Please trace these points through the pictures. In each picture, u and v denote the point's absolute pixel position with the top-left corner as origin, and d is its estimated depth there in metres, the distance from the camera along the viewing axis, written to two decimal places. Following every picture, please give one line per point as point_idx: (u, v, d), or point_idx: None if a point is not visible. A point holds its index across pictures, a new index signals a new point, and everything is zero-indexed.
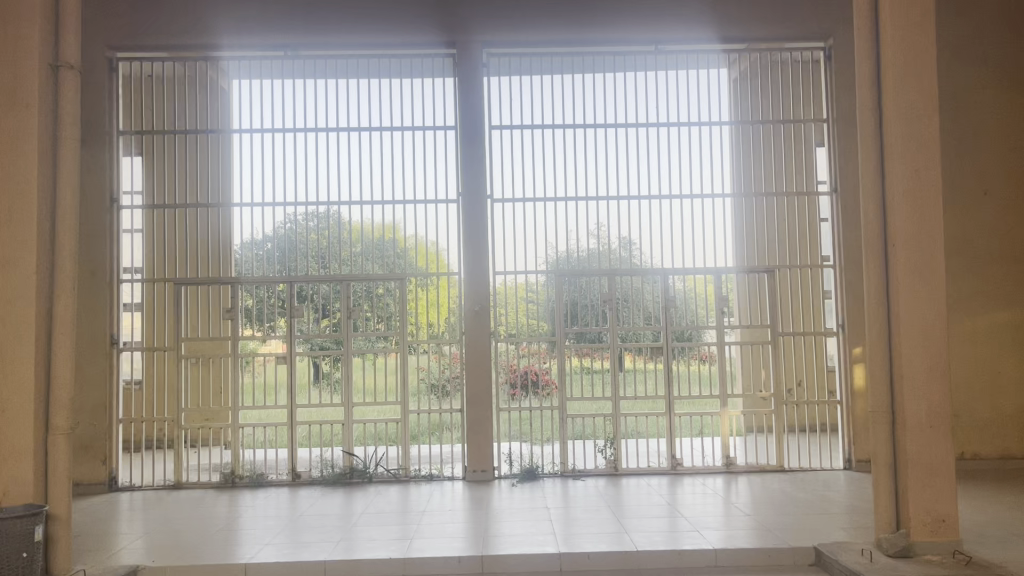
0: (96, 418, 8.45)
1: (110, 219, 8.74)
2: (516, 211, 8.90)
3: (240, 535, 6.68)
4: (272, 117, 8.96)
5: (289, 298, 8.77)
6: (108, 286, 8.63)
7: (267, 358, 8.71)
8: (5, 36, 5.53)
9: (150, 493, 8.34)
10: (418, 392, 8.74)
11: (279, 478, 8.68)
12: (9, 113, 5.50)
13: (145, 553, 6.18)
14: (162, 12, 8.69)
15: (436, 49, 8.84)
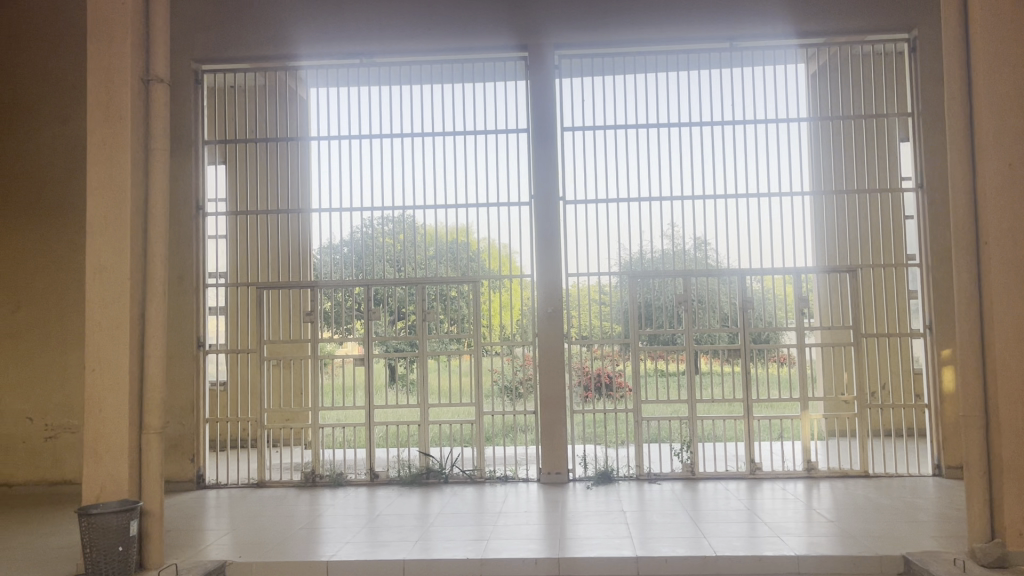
0: (184, 417, 8.74)
1: (196, 224, 9.02)
2: (588, 212, 8.86)
3: (321, 533, 6.82)
4: (349, 124, 9.15)
5: (366, 300, 8.93)
6: (195, 289, 8.90)
7: (345, 360, 8.89)
8: (99, 53, 5.80)
9: (235, 491, 8.60)
10: (491, 393, 8.80)
11: (358, 477, 8.86)
12: (106, 125, 5.76)
13: (230, 549, 6.39)
14: (244, 24, 8.96)
15: (508, 52, 8.89)
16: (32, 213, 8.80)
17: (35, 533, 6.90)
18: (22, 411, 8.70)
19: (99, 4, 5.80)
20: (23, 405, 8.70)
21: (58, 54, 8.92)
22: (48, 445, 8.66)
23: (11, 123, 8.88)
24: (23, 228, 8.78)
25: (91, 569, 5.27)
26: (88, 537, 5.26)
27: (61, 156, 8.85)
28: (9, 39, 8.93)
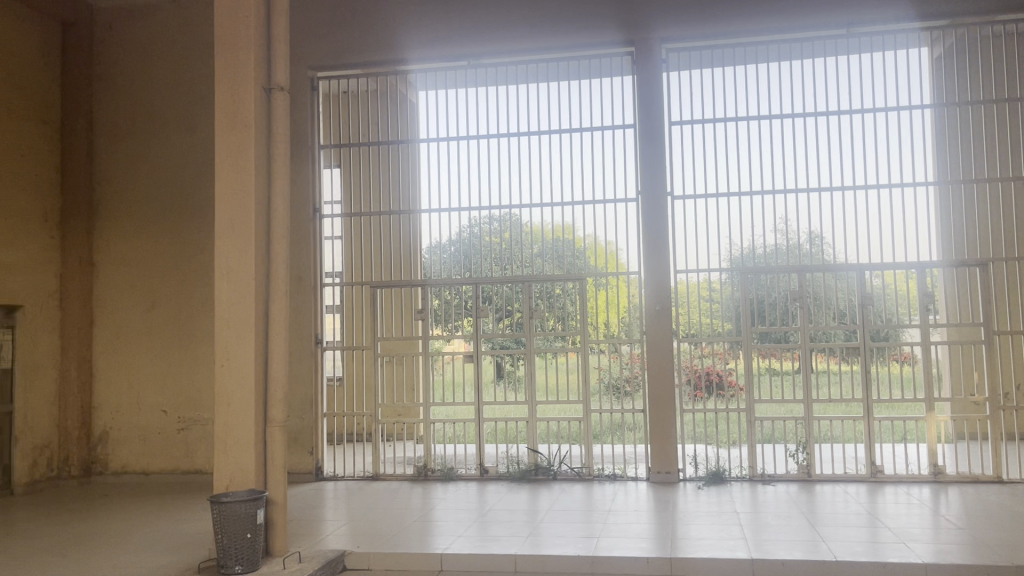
0: (303, 411, 9.09)
1: (314, 224, 9.35)
2: (698, 207, 8.70)
3: (434, 526, 6.97)
4: (457, 126, 9.33)
5: (474, 298, 9.10)
6: (313, 289, 9.22)
7: (453, 356, 9.08)
8: (225, 66, 6.10)
9: (351, 483, 8.90)
10: (598, 391, 8.77)
11: (468, 472, 9.03)
12: (232, 133, 6.05)
13: (348, 539, 6.61)
14: (356, 31, 9.24)
15: (615, 48, 8.83)
16: (165, 218, 9.35)
17: (171, 520, 7.32)
18: (158, 404, 9.26)
19: (224, 20, 6.11)
20: (159, 399, 9.26)
21: (187, 67, 9.44)
22: (181, 436, 9.20)
23: (145, 134, 9.45)
24: (158, 232, 9.35)
25: (221, 554, 5.57)
26: (220, 523, 5.56)
27: (190, 164, 9.36)
28: (143, 55, 9.51)
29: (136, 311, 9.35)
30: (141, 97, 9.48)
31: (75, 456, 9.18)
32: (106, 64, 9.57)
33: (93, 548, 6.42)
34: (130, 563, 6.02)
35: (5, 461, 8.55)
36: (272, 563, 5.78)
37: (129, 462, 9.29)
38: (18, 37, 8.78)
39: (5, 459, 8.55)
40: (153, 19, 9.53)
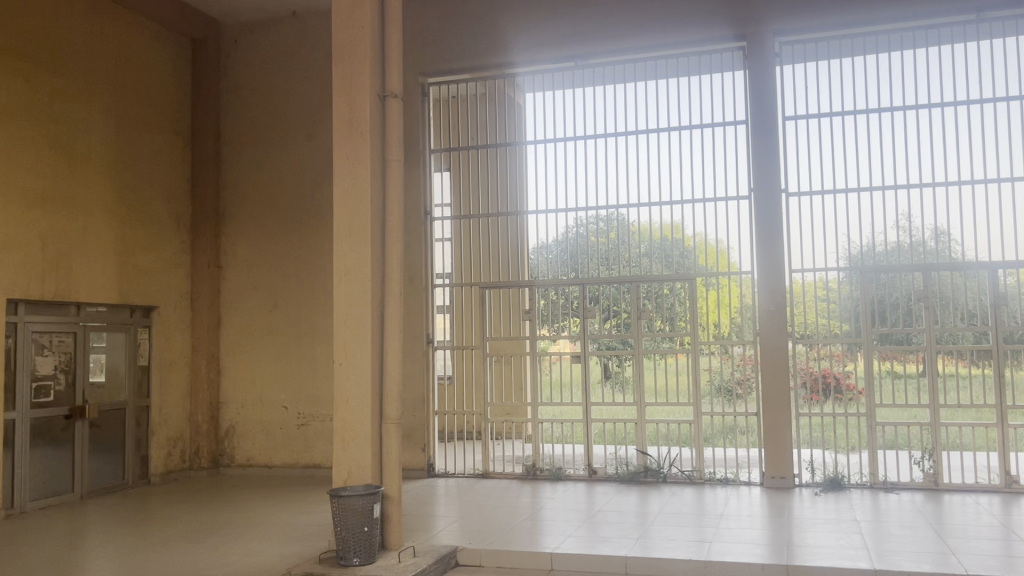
0: (415, 409, 9.31)
1: (426, 226, 9.57)
2: (814, 204, 8.42)
3: (543, 525, 7.03)
4: (565, 127, 9.36)
5: (581, 299, 9.11)
6: (424, 290, 9.45)
7: (560, 356, 9.12)
8: (343, 75, 6.34)
9: (462, 481, 9.08)
10: (709, 394, 8.61)
11: (577, 472, 9.04)
12: (349, 139, 6.27)
13: (460, 535, 6.74)
14: (465, 37, 9.39)
15: (726, 43, 8.65)
16: (285, 223, 9.78)
17: (293, 512, 7.65)
18: (279, 400, 9.69)
19: (343, 30, 6.33)
20: (280, 395, 9.69)
21: (305, 77, 9.84)
22: (301, 431, 9.59)
23: (267, 143, 9.91)
24: (279, 235, 9.79)
25: (341, 546, 5.78)
26: (340, 516, 5.78)
27: (307, 170, 9.75)
28: (265, 67, 9.97)
29: (260, 311, 9.81)
30: (264, 108, 9.95)
31: (204, 448, 9.71)
32: (232, 77, 10.09)
33: (224, 537, 6.79)
34: (256, 551, 6.32)
35: (142, 452, 9.14)
36: (388, 556, 5.96)
37: (253, 455, 9.75)
38: (153, 54, 9.37)
39: (143, 450, 9.14)
40: (274, 33, 9.98)
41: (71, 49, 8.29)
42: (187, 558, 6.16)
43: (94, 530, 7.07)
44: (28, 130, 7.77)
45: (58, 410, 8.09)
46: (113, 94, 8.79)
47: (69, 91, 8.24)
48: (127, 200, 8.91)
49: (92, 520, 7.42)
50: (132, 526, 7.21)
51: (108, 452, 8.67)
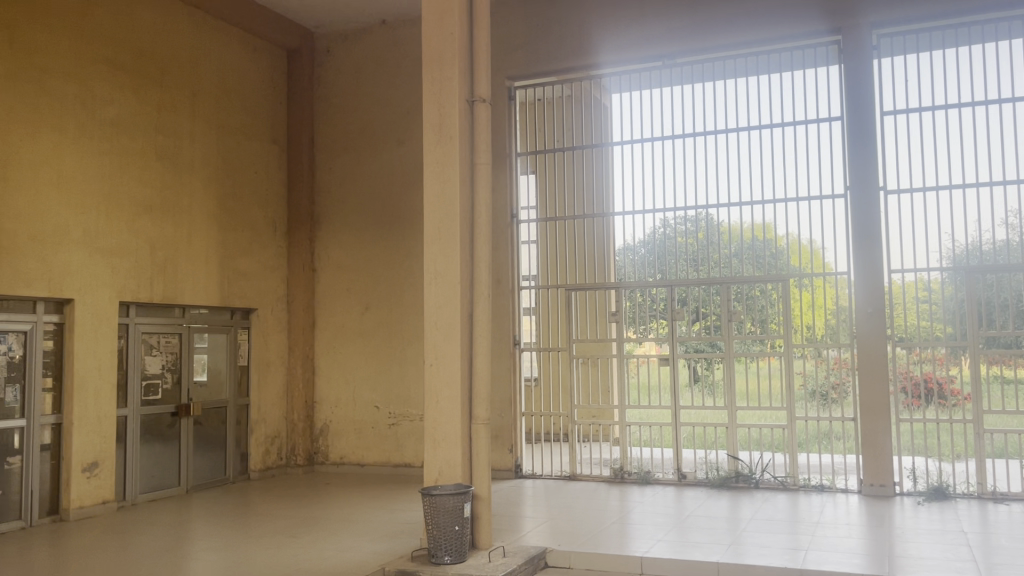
0: (504, 409, 9.38)
1: (512, 229, 9.62)
2: (915, 201, 8.10)
3: (632, 529, 6.98)
4: (652, 127, 9.27)
5: (669, 301, 9.00)
6: (511, 292, 9.49)
7: (647, 358, 9.03)
8: (433, 81, 6.45)
9: (550, 482, 9.09)
10: (802, 398, 8.40)
11: (666, 476, 8.93)
12: (439, 144, 6.37)
13: (549, 537, 6.76)
14: (551, 39, 9.41)
15: (820, 38, 8.42)
16: (376, 227, 10.01)
17: (385, 510, 7.81)
18: (371, 400, 9.92)
19: (432, 38, 6.44)
20: (371, 395, 9.92)
21: (395, 84, 10.06)
22: (392, 430, 9.80)
23: (358, 149, 10.16)
24: (370, 239, 10.03)
25: (432, 544, 5.88)
26: (431, 515, 5.87)
27: (397, 175, 9.96)
28: (357, 76, 10.23)
29: (352, 313, 10.06)
30: (355, 115, 10.22)
31: (300, 446, 10.03)
32: (325, 86, 10.40)
33: (319, 533, 6.98)
34: (351, 547, 6.49)
35: (242, 449, 9.50)
36: (478, 556, 6.03)
37: (346, 453, 10.01)
38: (252, 66, 9.74)
39: (243, 447, 9.51)
40: (365, 42, 10.23)
41: (177, 64, 8.71)
42: (286, 552, 6.38)
43: (199, 522, 7.40)
44: (138, 143, 8.20)
45: (165, 408, 8.51)
46: (215, 106, 9.19)
47: (175, 105, 8.66)
48: (228, 206, 9.29)
49: (197, 513, 7.76)
50: (233, 520, 7.50)
51: (211, 449, 9.06)
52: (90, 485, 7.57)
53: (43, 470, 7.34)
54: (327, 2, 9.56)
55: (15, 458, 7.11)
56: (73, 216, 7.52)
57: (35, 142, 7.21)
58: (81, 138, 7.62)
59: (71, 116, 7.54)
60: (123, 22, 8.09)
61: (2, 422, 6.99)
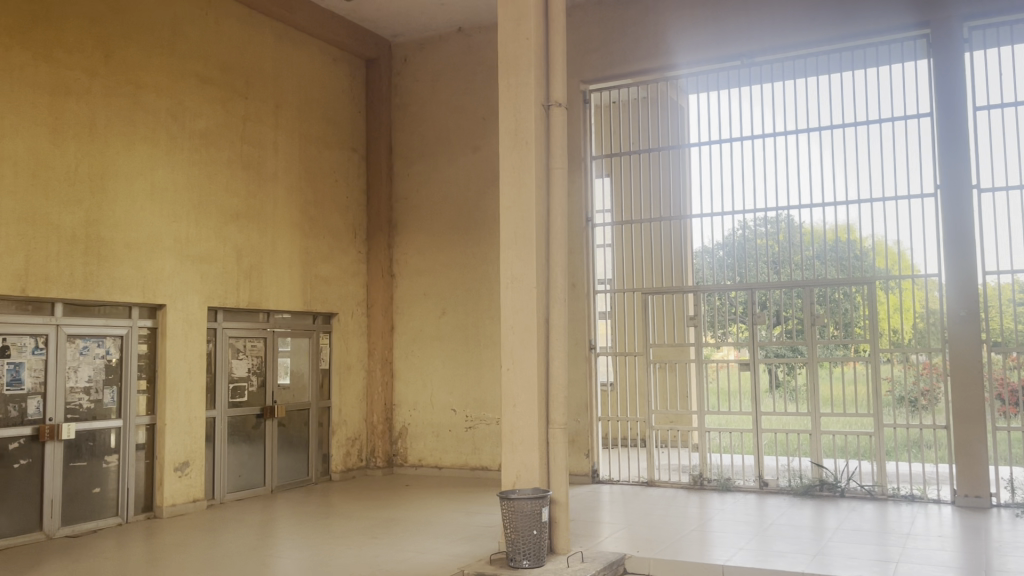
0: (580, 414, 9.34)
1: (587, 232, 9.57)
2: (1011, 199, 7.75)
3: (713, 536, 6.85)
4: (729, 128, 9.10)
5: (749, 305, 8.82)
6: (586, 296, 9.44)
7: (726, 363, 8.87)
8: (509, 86, 6.48)
9: (628, 488, 9.00)
10: (889, 404, 8.19)
11: (747, 484, 8.73)
12: (515, 149, 6.39)
13: (627, 543, 6.70)
14: (626, 41, 9.34)
15: (908, 32, 8.15)
16: (453, 232, 10.13)
17: (463, 513, 7.86)
18: (448, 403, 10.03)
19: (508, 44, 6.48)
20: (449, 398, 10.03)
21: (471, 91, 10.15)
22: (469, 434, 9.88)
23: (434, 156, 10.30)
24: (447, 245, 10.15)
25: (511, 548, 5.90)
26: (510, 519, 5.89)
27: (473, 181, 10.05)
28: (433, 83, 10.38)
29: (430, 318, 10.19)
30: (431, 122, 10.36)
31: (379, 448, 10.21)
32: (403, 94, 10.58)
33: (399, 534, 7.07)
34: (430, 549, 6.56)
35: (324, 450, 9.73)
36: (557, 560, 6.02)
37: (423, 456, 10.13)
38: (332, 77, 9.98)
39: (325, 448, 9.73)
40: (441, 50, 10.36)
41: (262, 76, 8.99)
42: (367, 553, 6.49)
43: (284, 521, 7.60)
44: (225, 153, 8.49)
45: (251, 410, 8.77)
46: (297, 116, 9.45)
47: (259, 116, 8.93)
48: (310, 213, 9.53)
49: (281, 513, 7.98)
50: (316, 520, 7.68)
51: (294, 450, 9.30)
52: (181, 483, 7.86)
53: (138, 469, 7.66)
54: (404, 11, 9.72)
55: (112, 457, 7.43)
56: (166, 224, 7.83)
57: (130, 154, 7.55)
58: (172, 150, 7.93)
59: (163, 129, 7.86)
60: (210, 37, 8.40)
61: (100, 423, 7.32)
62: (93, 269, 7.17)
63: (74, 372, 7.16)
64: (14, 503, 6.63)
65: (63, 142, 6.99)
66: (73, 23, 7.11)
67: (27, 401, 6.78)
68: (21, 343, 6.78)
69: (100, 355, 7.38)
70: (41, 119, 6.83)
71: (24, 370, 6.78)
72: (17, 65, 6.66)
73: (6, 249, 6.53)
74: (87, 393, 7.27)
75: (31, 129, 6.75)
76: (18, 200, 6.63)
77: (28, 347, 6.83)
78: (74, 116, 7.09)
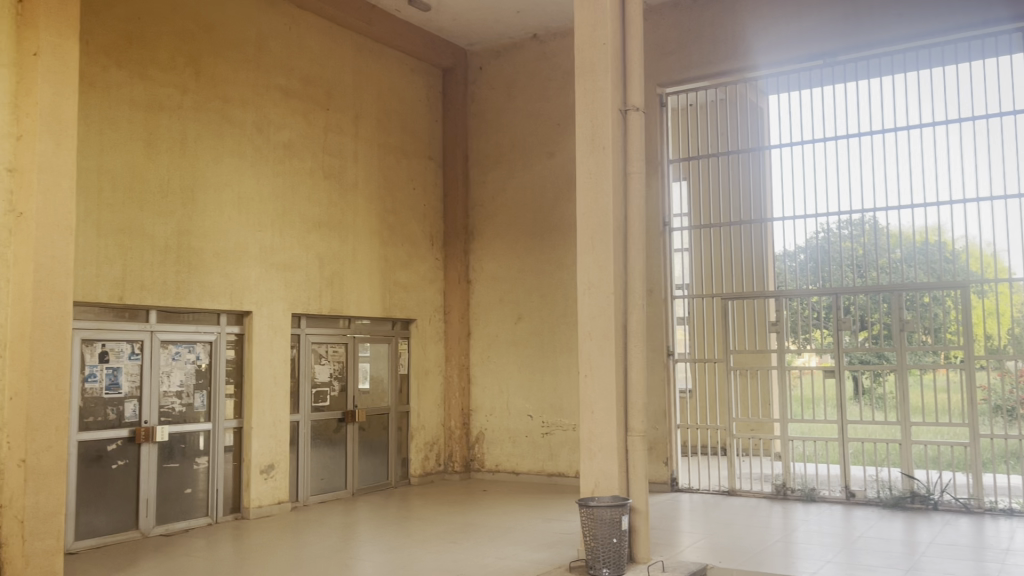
0: (658, 421, 9.23)
1: (664, 237, 9.44)
2: None
3: (799, 548, 6.67)
4: (811, 128, 8.87)
5: (833, 310, 8.57)
6: (664, 302, 9.31)
7: (808, 370, 8.65)
8: (585, 91, 6.46)
9: (708, 497, 8.83)
10: (985, 413, 7.80)
11: (833, 494, 8.46)
12: (592, 154, 6.36)
13: (708, 553, 6.58)
14: (703, 43, 9.21)
15: (1002, 26, 7.81)
16: (528, 238, 10.14)
17: (542, 519, 7.85)
18: (524, 409, 10.04)
19: (585, 48, 6.46)
20: (525, 404, 10.04)
21: (546, 97, 10.17)
22: (545, 440, 9.88)
23: (509, 162, 10.35)
24: (522, 250, 10.18)
25: (590, 556, 5.86)
26: (589, 527, 5.85)
27: (548, 187, 10.06)
28: (508, 90, 10.43)
29: (506, 324, 10.23)
30: (507, 129, 10.41)
31: (457, 453, 10.33)
32: (478, 102, 10.67)
33: (479, 539, 7.11)
34: (509, 555, 6.58)
35: (403, 455, 9.87)
36: (637, 569, 5.96)
37: (501, 461, 10.19)
38: (409, 86, 10.14)
39: (404, 453, 9.87)
40: (516, 57, 10.41)
41: (342, 88, 9.19)
42: (447, 557, 6.55)
43: (364, 525, 7.72)
44: (307, 163, 8.71)
45: (333, 414, 8.96)
46: (376, 126, 9.63)
47: (340, 126, 9.14)
48: (388, 221, 9.69)
49: (362, 516, 8.12)
50: (396, 524, 7.78)
51: (375, 454, 9.45)
52: (267, 485, 8.09)
53: (226, 470, 7.91)
54: (478, 20, 9.80)
55: (202, 459, 7.69)
56: (251, 234, 8.08)
57: (218, 166, 7.81)
58: (257, 161, 8.18)
59: (249, 141, 8.11)
60: (293, 51, 8.64)
61: (190, 426, 7.58)
62: (185, 276, 7.45)
63: (167, 376, 7.44)
64: (112, 502, 6.93)
65: (156, 156, 7.29)
66: (165, 41, 7.41)
67: (124, 404, 7.08)
68: (119, 348, 7.08)
69: (191, 360, 7.65)
70: (136, 134, 7.14)
71: (122, 375, 7.08)
72: (114, 83, 6.99)
73: (104, 259, 6.85)
74: (179, 396, 7.54)
75: (127, 144, 7.07)
76: (115, 212, 6.94)
77: (125, 352, 7.13)
78: (167, 131, 7.38)
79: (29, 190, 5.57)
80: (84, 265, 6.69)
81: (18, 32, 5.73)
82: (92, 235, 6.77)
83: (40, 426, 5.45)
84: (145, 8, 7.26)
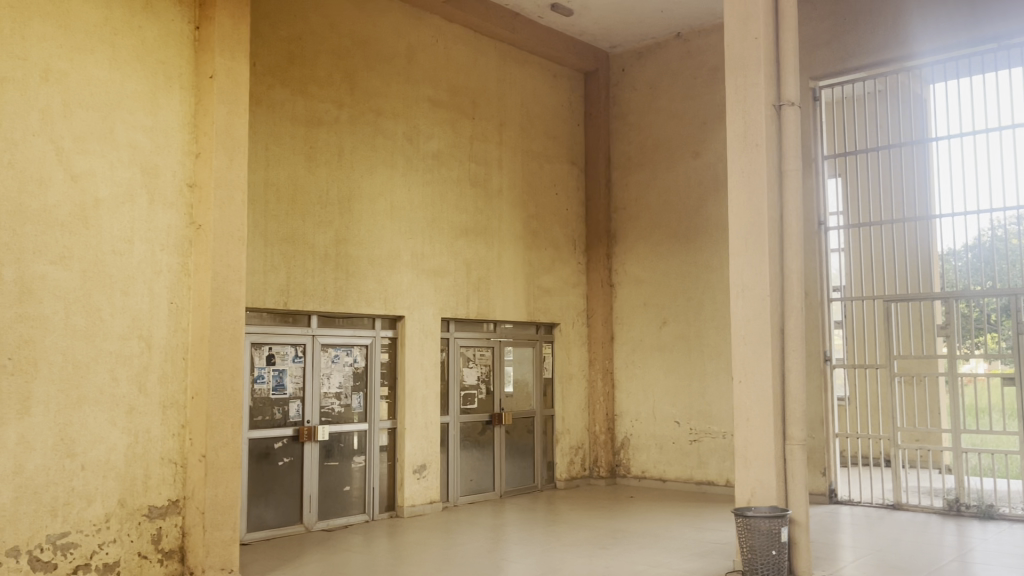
0: (814, 429, 8.82)
1: (819, 238, 9.05)
2: None
3: (979, 569, 6.19)
4: (982, 117, 8.25)
5: (1011, 312, 7.95)
6: (820, 304, 8.91)
7: (975, 378, 8.06)
8: (737, 87, 6.25)
9: (871, 511, 8.35)
10: None
11: (1015, 512, 7.79)
12: (745, 152, 6.16)
13: (877, 570, 6.23)
14: (859, 32, 8.77)
15: None
16: (673, 241, 9.97)
17: (694, 528, 7.67)
18: (671, 414, 9.86)
19: (735, 44, 6.27)
20: (672, 410, 9.87)
21: (689, 96, 9.97)
22: (694, 446, 9.66)
23: (652, 163, 10.22)
24: (666, 254, 10.02)
25: (748, 567, 5.69)
26: (746, 537, 5.67)
27: (693, 188, 9.86)
28: (651, 91, 10.31)
29: (650, 327, 10.10)
30: (649, 130, 10.29)
31: (603, 458, 10.26)
32: (620, 104, 10.61)
33: (631, 546, 7.03)
34: (663, 563, 6.46)
35: (549, 458, 9.91)
36: None
37: (647, 466, 10.05)
38: (551, 92, 10.21)
39: (550, 456, 9.92)
40: (659, 58, 10.27)
41: (486, 96, 9.36)
42: (600, 563, 6.50)
43: (513, 527, 7.80)
44: (454, 171, 8.92)
45: (480, 416, 9.11)
46: (519, 132, 9.74)
47: (485, 134, 9.31)
48: (531, 226, 9.77)
49: (511, 518, 8.22)
50: (544, 527, 7.81)
51: (521, 457, 9.55)
52: (420, 485, 8.32)
53: (382, 470, 8.19)
54: (621, 22, 9.74)
55: (359, 458, 8.00)
56: (403, 241, 8.34)
57: (372, 177, 8.12)
58: (407, 171, 8.44)
59: (400, 151, 8.39)
60: (440, 62, 8.87)
61: (347, 426, 7.89)
62: (343, 283, 7.79)
63: (327, 378, 7.79)
64: (279, 497, 7.33)
65: (316, 168, 7.66)
66: (323, 59, 7.79)
67: (289, 404, 7.48)
68: (284, 351, 7.48)
69: (349, 363, 7.99)
70: (298, 149, 7.53)
71: (287, 377, 7.48)
72: (278, 101, 7.40)
73: (270, 267, 7.25)
74: (338, 398, 7.87)
75: (290, 159, 7.47)
76: (279, 222, 7.34)
77: (290, 355, 7.52)
78: (325, 145, 7.75)
79: (207, 204, 5.97)
80: (253, 273, 7.11)
81: (196, 57, 6.16)
82: (260, 244, 7.18)
83: (218, 425, 5.83)
84: (306, 30, 7.67)
